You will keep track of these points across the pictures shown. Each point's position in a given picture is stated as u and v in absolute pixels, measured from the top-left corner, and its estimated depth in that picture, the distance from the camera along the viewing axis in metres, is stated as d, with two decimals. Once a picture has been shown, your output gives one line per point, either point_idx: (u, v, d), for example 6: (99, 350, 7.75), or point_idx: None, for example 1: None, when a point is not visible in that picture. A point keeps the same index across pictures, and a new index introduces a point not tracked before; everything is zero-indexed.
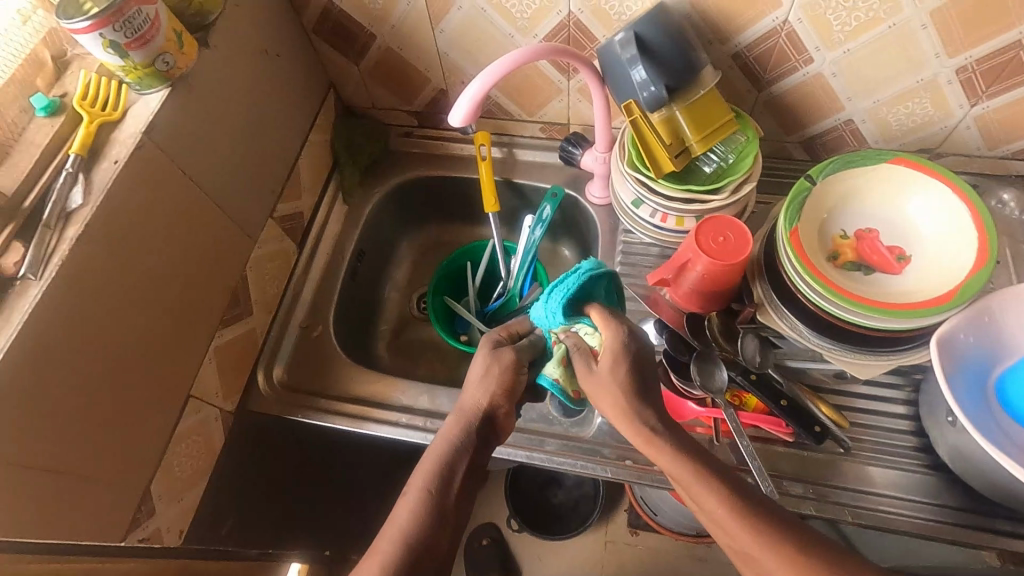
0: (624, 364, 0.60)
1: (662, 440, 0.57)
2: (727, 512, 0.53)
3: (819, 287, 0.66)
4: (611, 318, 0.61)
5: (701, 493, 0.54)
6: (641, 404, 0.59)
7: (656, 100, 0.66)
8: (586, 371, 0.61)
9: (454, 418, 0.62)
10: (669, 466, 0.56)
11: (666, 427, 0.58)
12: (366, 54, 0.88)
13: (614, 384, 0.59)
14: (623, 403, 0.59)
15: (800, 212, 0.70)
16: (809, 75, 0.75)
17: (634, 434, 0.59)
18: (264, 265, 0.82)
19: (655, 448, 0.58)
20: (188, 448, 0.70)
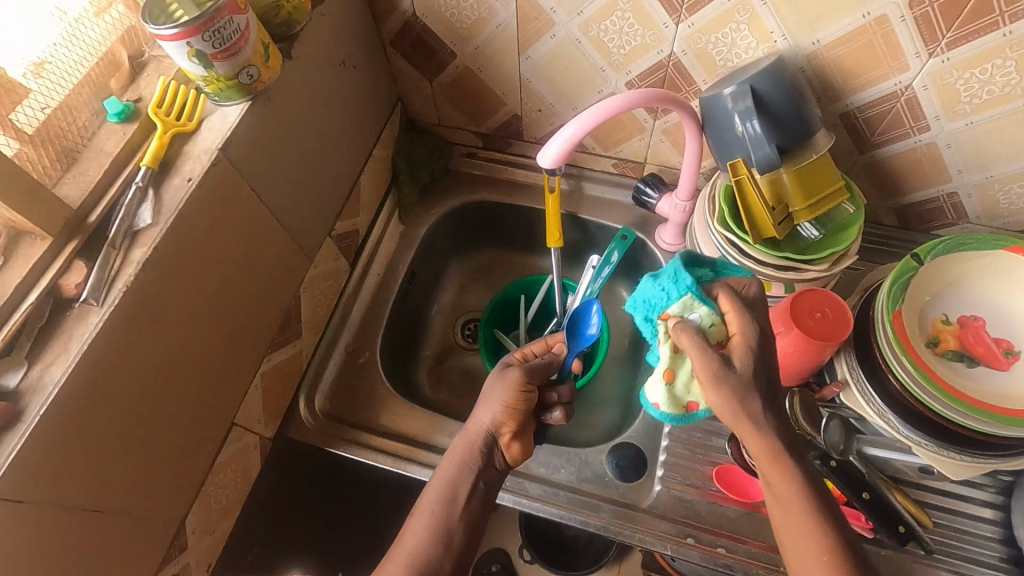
0: (753, 365, 0.51)
1: (791, 465, 0.51)
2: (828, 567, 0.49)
3: (918, 375, 0.62)
4: (747, 315, 0.52)
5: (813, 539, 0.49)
6: (776, 423, 0.51)
7: (768, 162, 0.62)
8: (716, 366, 0.50)
9: (460, 441, 0.60)
10: (785, 496, 0.51)
11: (796, 451, 0.52)
12: (442, 72, 0.84)
13: (746, 396, 0.50)
14: (761, 416, 0.50)
15: (903, 291, 0.66)
16: (920, 143, 0.70)
17: (760, 452, 0.51)
18: (316, 285, 0.78)
19: (780, 468, 0.51)
20: (225, 478, 0.66)
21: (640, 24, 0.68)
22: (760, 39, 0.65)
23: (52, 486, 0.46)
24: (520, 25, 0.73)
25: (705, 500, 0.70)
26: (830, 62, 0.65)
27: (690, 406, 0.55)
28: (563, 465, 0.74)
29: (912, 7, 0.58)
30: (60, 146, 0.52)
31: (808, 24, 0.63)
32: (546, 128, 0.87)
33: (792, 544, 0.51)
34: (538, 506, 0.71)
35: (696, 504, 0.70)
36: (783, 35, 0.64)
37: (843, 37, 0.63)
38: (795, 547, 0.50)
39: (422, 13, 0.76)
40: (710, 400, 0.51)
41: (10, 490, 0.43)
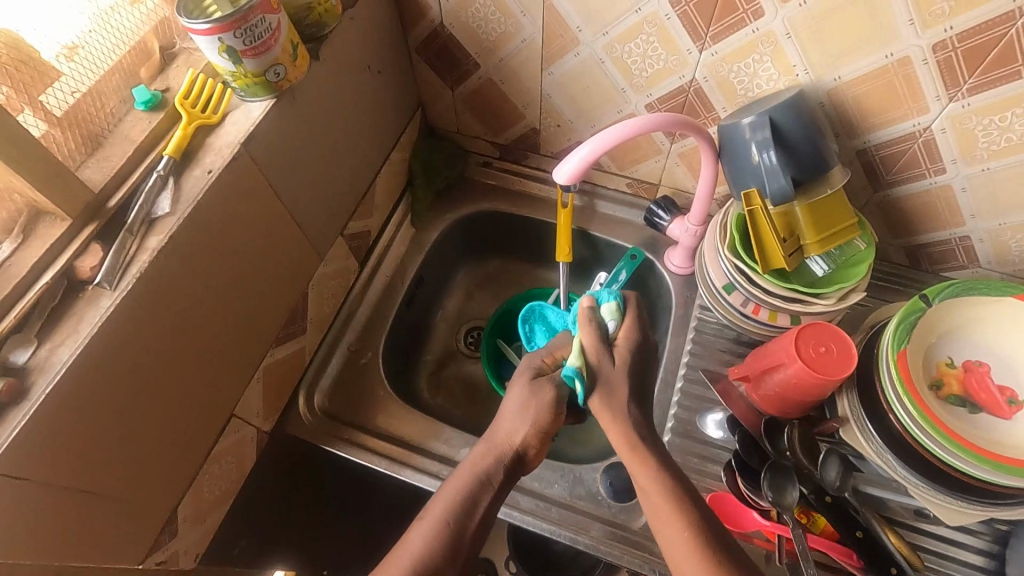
0: (623, 376, 0.66)
1: (651, 457, 0.60)
2: (686, 548, 0.54)
3: (921, 418, 0.61)
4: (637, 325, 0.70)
5: (669, 518, 0.56)
6: (635, 417, 0.64)
7: (781, 194, 0.62)
8: (604, 355, 0.66)
9: (486, 449, 0.62)
10: (645, 482, 0.59)
11: (651, 441, 0.62)
12: (465, 81, 0.84)
13: (618, 402, 0.64)
14: (626, 406, 0.64)
15: (909, 332, 0.66)
16: (935, 185, 0.70)
17: (620, 446, 0.62)
18: (325, 283, 0.79)
19: (640, 458, 0.60)
20: (220, 469, 0.67)
21: (664, 49, 0.69)
22: (782, 71, 0.66)
23: (51, 466, 0.47)
24: (544, 42, 0.74)
25: None
26: (851, 98, 0.66)
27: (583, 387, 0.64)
28: (557, 480, 0.74)
29: (936, 51, 0.58)
30: (86, 129, 0.53)
31: (831, 61, 0.63)
32: (564, 144, 0.88)
33: (662, 536, 0.56)
34: (530, 520, 0.71)
35: None
36: (805, 70, 0.65)
37: (866, 75, 0.63)
38: (662, 534, 0.56)
39: (449, 23, 0.77)
40: (593, 401, 0.65)
41: (10, 467, 0.44)
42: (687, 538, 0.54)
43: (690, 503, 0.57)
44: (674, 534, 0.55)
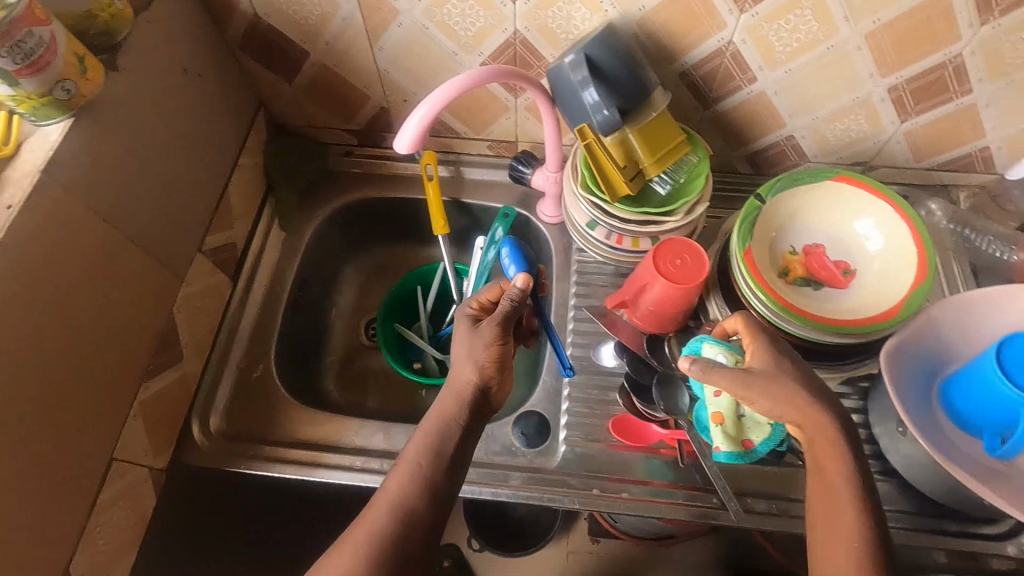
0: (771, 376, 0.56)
1: (847, 448, 0.54)
2: (851, 557, 0.51)
3: (774, 306, 0.67)
4: (760, 333, 0.59)
5: (840, 521, 0.52)
6: (833, 407, 0.55)
7: (608, 124, 0.64)
8: (745, 381, 0.55)
9: (448, 395, 0.61)
10: (835, 481, 0.53)
11: (850, 435, 0.55)
12: (299, 71, 0.82)
13: (786, 394, 0.55)
14: (808, 399, 0.55)
15: (752, 230, 0.71)
16: (752, 93, 0.76)
17: (816, 436, 0.54)
18: (194, 305, 0.75)
19: (834, 458, 0.54)
20: (114, 517, 0.63)
21: (480, 5, 0.70)
22: (593, 9, 0.69)
23: None
24: (365, 17, 0.73)
25: (608, 451, 0.74)
26: (659, 25, 0.70)
27: (748, 443, 0.65)
28: (472, 443, 0.75)
29: None
30: None
31: None
32: None
33: (818, 533, 0.53)
34: None
35: (600, 456, 0.73)
36: (612, 4, 0.68)
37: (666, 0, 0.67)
38: (821, 531, 0.53)
39: (264, 12, 0.74)
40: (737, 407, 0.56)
41: None
42: (855, 548, 0.51)
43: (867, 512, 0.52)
44: (838, 537, 0.52)
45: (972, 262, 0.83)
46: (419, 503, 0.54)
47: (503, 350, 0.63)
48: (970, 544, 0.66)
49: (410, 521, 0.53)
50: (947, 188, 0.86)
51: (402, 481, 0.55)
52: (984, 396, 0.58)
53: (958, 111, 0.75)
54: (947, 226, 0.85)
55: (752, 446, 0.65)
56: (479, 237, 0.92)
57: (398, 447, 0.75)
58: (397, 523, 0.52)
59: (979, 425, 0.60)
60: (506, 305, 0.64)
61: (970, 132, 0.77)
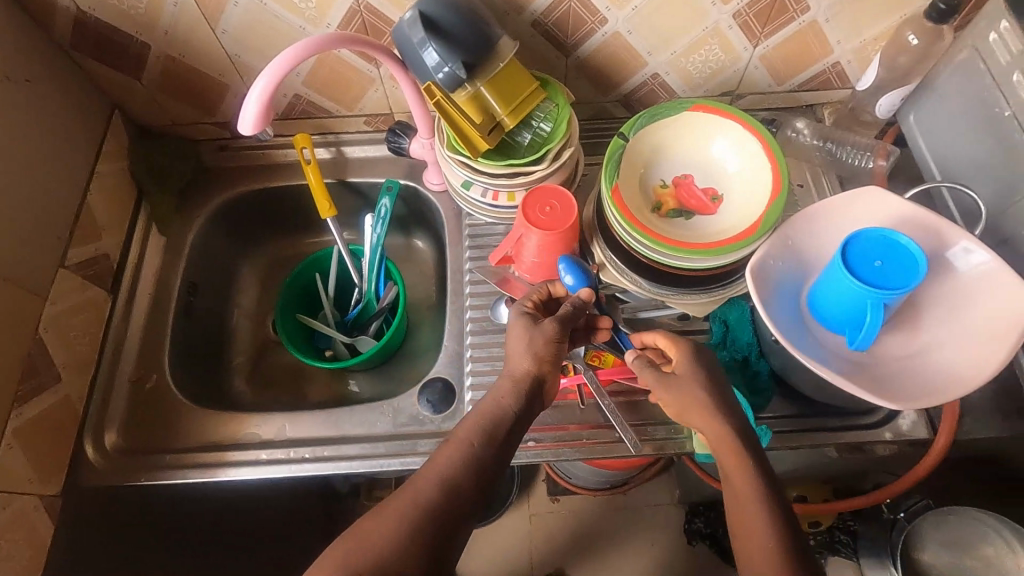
0: (693, 377, 0.62)
1: (746, 453, 0.57)
2: (767, 555, 0.51)
3: (645, 240, 0.69)
4: (680, 340, 0.66)
5: (750, 523, 0.53)
6: (730, 416, 0.60)
7: (453, 80, 0.64)
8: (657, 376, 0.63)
9: (506, 384, 0.60)
10: (740, 487, 0.56)
11: (749, 445, 0.58)
12: (145, 66, 0.78)
13: (696, 400, 0.61)
14: (712, 403, 0.60)
15: (619, 168, 0.72)
16: (607, 35, 0.77)
17: (721, 448, 0.59)
18: (64, 323, 0.72)
19: (738, 460, 0.57)
20: (2, 550, 0.61)
21: None
22: None
23: None
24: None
25: None
26: None
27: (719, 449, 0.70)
28: (379, 418, 0.75)
29: None
30: None
31: None
32: (284, 102, 0.85)
33: (742, 546, 0.53)
34: (359, 463, 0.72)
35: None
36: None
37: None
38: (744, 535, 0.53)
39: (87, 6, 0.70)
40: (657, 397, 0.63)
41: None
42: (771, 550, 0.51)
43: (774, 511, 0.54)
44: (755, 542, 0.53)
45: (839, 175, 0.87)
46: (467, 479, 0.53)
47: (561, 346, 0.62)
48: (852, 435, 0.71)
49: (454, 492, 0.51)
50: (812, 107, 0.91)
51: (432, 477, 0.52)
52: (837, 293, 0.61)
53: (804, 28, 0.77)
54: (813, 143, 0.88)
55: None
56: (368, 214, 0.90)
57: (305, 434, 0.75)
58: (439, 493, 0.51)
59: (840, 323, 0.63)
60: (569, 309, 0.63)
61: (820, 48, 0.80)
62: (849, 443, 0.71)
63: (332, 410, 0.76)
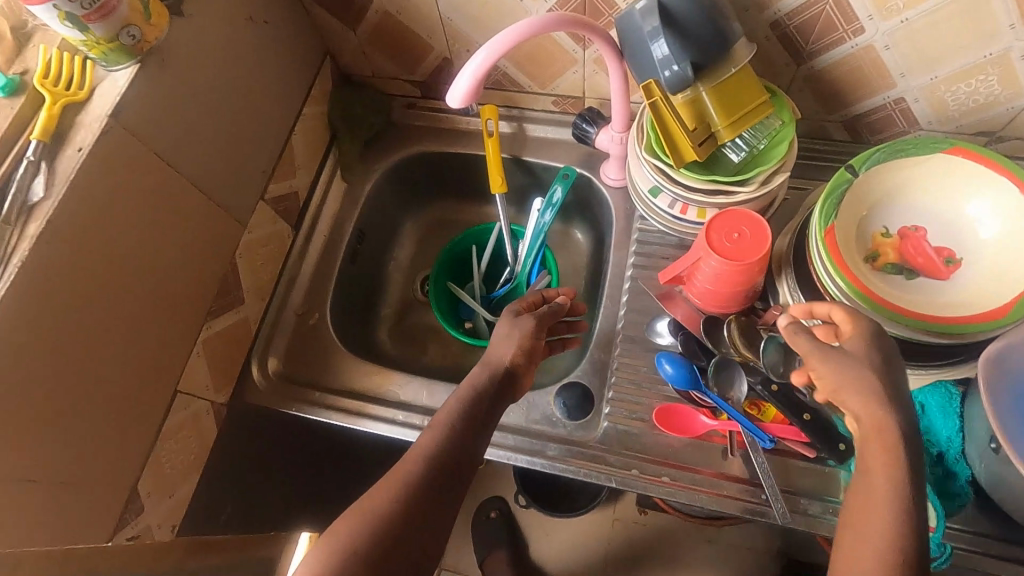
0: (868, 360, 0.51)
1: (908, 454, 0.47)
2: (881, 563, 0.44)
3: (852, 292, 0.60)
4: (862, 313, 0.54)
5: (872, 529, 0.45)
6: (899, 408, 0.49)
7: (679, 80, 0.58)
8: (820, 352, 0.52)
9: (479, 370, 0.65)
10: (876, 487, 0.47)
11: (911, 447, 0.48)
12: (363, 19, 0.80)
13: (860, 380, 0.50)
14: (880, 391, 0.49)
15: (838, 207, 0.63)
16: (857, 47, 0.66)
17: (869, 437, 0.49)
18: (255, 252, 0.78)
19: (887, 458, 0.47)
20: (179, 444, 0.69)
21: None
22: None
23: None
24: None
25: (652, 433, 0.70)
26: None
27: None
28: (512, 408, 0.74)
29: None
30: None
31: None
32: None
33: (849, 540, 0.46)
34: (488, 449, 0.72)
35: (642, 436, 0.70)
36: None
37: None
38: (857, 535, 0.46)
39: None
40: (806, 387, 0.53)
41: None
42: (887, 562, 0.44)
43: (910, 526, 0.45)
44: (866, 543, 0.45)
45: None
46: (447, 456, 0.56)
47: (534, 344, 0.68)
48: None
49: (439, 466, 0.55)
50: None
51: (434, 439, 0.57)
52: None
53: None
54: None
55: None
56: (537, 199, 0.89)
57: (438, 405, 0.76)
58: (426, 469, 0.54)
59: None
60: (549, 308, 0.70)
61: None
62: None
63: None
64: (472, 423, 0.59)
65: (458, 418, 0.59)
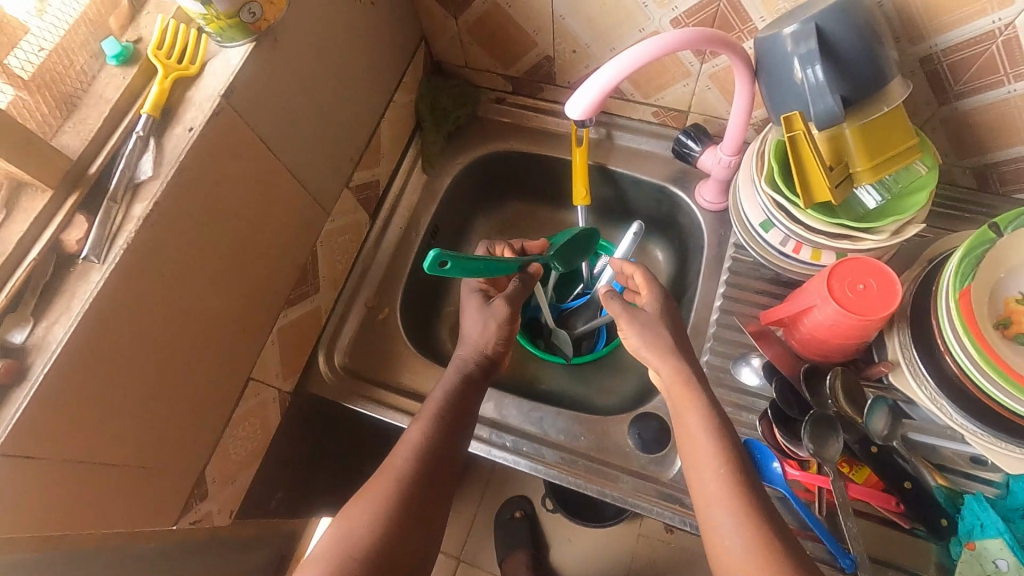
0: (662, 321, 0.64)
1: (699, 392, 0.58)
2: (720, 482, 0.52)
3: (983, 362, 0.55)
4: (655, 282, 0.68)
5: (702, 459, 0.54)
6: (688, 358, 0.61)
7: (828, 116, 0.53)
8: (624, 309, 0.64)
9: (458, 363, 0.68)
10: (689, 422, 0.57)
11: (705, 385, 0.59)
12: (468, 9, 0.77)
13: (661, 335, 0.62)
14: (674, 346, 0.61)
15: (976, 265, 0.58)
16: (1015, 93, 0.60)
17: (672, 382, 0.59)
18: (335, 241, 0.76)
19: (689, 393, 0.58)
20: (246, 431, 0.67)
21: None
22: None
23: (61, 441, 0.46)
24: None
25: None
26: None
27: None
28: (583, 432, 0.72)
29: None
30: (58, 91, 0.49)
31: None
32: (580, 72, 0.80)
33: (695, 477, 0.54)
34: (556, 473, 0.69)
35: None
36: (762, 17, 0.62)
37: None
38: (698, 473, 0.54)
39: None
40: (630, 341, 0.63)
41: (21, 449, 0.44)
42: (722, 477, 0.52)
43: (731, 452, 0.54)
44: (706, 472, 0.53)
45: None
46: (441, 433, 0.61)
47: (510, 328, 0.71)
48: None
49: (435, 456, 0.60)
50: None
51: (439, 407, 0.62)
52: None
53: None
54: None
55: None
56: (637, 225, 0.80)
57: (506, 421, 0.73)
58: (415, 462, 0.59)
59: None
60: (517, 284, 0.71)
61: None
62: None
63: (538, 406, 0.73)
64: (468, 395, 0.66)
65: (465, 381, 0.66)
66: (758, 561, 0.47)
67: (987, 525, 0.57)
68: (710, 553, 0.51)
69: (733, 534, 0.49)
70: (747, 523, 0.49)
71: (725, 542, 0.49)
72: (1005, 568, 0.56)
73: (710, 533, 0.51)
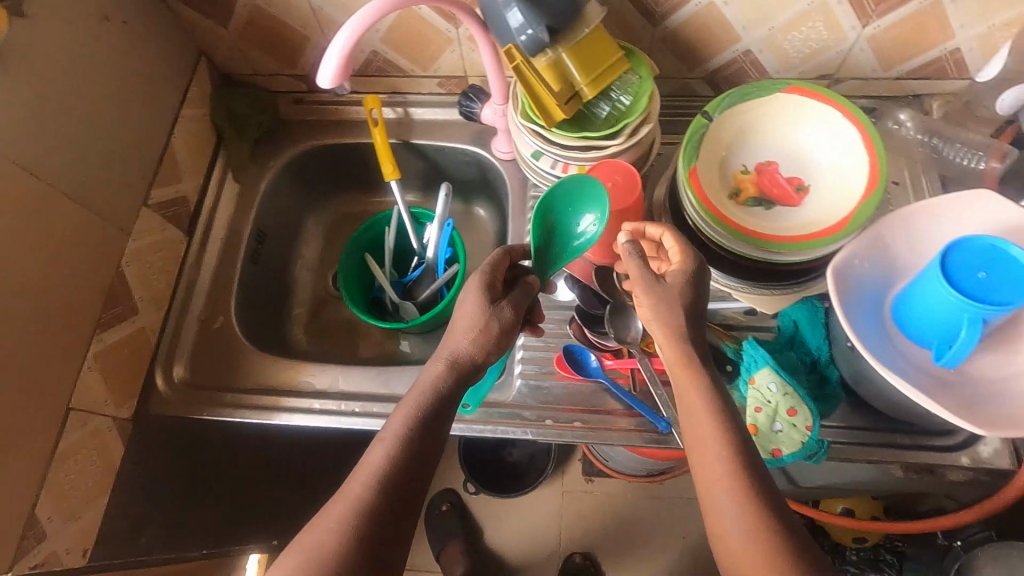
0: (681, 291, 0.57)
1: (703, 374, 0.55)
2: (725, 464, 0.51)
3: (730, 234, 0.65)
4: (689, 248, 0.59)
5: (704, 442, 0.53)
6: (697, 335, 0.57)
7: (536, 44, 0.61)
8: (653, 283, 0.57)
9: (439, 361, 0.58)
10: (695, 408, 0.54)
11: (709, 365, 0.56)
12: (233, 15, 0.80)
13: (672, 312, 0.56)
14: (684, 326, 0.56)
15: (699, 148, 0.69)
16: (700, 5, 0.72)
17: (672, 360, 0.56)
18: (145, 259, 0.76)
19: (690, 377, 0.55)
20: (81, 463, 0.66)
21: None
22: None
23: None
24: None
25: (561, 384, 0.74)
26: None
27: (774, 452, 0.65)
28: None
29: None
30: None
31: None
32: (360, 58, 0.85)
33: (698, 461, 0.53)
34: None
35: (554, 389, 0.74)
36: None
37: None
38: (703, 461, 0.53)
39: None
40: (641, 318, 0.58)
41: None
42: (725, 461, 0.51)
43: (735, 429, 0.53)
44: (713, 457, 0.52)
45: (941, 174, 0.80)
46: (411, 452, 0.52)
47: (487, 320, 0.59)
48: (922, 455, 0.66)
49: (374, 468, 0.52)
50: (920, 97, 0.81)
51: (403, 428, 0.53)
52: (924, 302, 0.57)
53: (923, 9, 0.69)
54: (915, 137, 0.80)
55: (780, 456, 0.65)
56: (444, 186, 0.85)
57: (355, 390, 0.76)
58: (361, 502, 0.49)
59: (932, 341, 0.58)
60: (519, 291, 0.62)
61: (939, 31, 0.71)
62: (919, 463, 0.66)
63: (383, 368, 0.78)
64: (438, 410, 0.55)
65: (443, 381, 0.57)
66: (760, 545, 0.48)
67: (758, 359, 0.67)
68: (712, 532, 0.51)
69: (736, 521, 0.49)
70: (741, 496, 0.50)
71: (729, 525, 0.50)
72: (775, 390, 0.65)
73: (713, 517, 0.51)
